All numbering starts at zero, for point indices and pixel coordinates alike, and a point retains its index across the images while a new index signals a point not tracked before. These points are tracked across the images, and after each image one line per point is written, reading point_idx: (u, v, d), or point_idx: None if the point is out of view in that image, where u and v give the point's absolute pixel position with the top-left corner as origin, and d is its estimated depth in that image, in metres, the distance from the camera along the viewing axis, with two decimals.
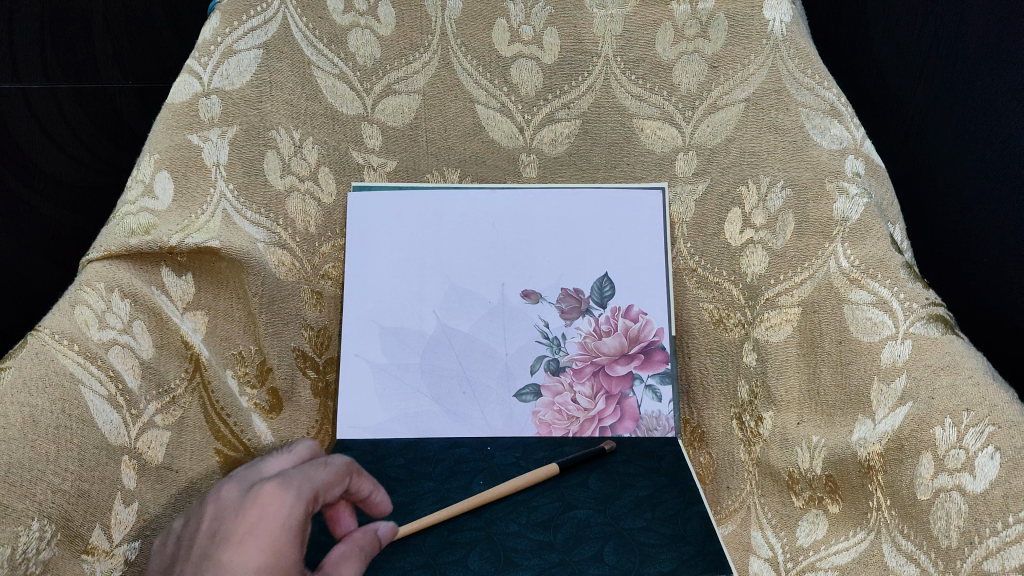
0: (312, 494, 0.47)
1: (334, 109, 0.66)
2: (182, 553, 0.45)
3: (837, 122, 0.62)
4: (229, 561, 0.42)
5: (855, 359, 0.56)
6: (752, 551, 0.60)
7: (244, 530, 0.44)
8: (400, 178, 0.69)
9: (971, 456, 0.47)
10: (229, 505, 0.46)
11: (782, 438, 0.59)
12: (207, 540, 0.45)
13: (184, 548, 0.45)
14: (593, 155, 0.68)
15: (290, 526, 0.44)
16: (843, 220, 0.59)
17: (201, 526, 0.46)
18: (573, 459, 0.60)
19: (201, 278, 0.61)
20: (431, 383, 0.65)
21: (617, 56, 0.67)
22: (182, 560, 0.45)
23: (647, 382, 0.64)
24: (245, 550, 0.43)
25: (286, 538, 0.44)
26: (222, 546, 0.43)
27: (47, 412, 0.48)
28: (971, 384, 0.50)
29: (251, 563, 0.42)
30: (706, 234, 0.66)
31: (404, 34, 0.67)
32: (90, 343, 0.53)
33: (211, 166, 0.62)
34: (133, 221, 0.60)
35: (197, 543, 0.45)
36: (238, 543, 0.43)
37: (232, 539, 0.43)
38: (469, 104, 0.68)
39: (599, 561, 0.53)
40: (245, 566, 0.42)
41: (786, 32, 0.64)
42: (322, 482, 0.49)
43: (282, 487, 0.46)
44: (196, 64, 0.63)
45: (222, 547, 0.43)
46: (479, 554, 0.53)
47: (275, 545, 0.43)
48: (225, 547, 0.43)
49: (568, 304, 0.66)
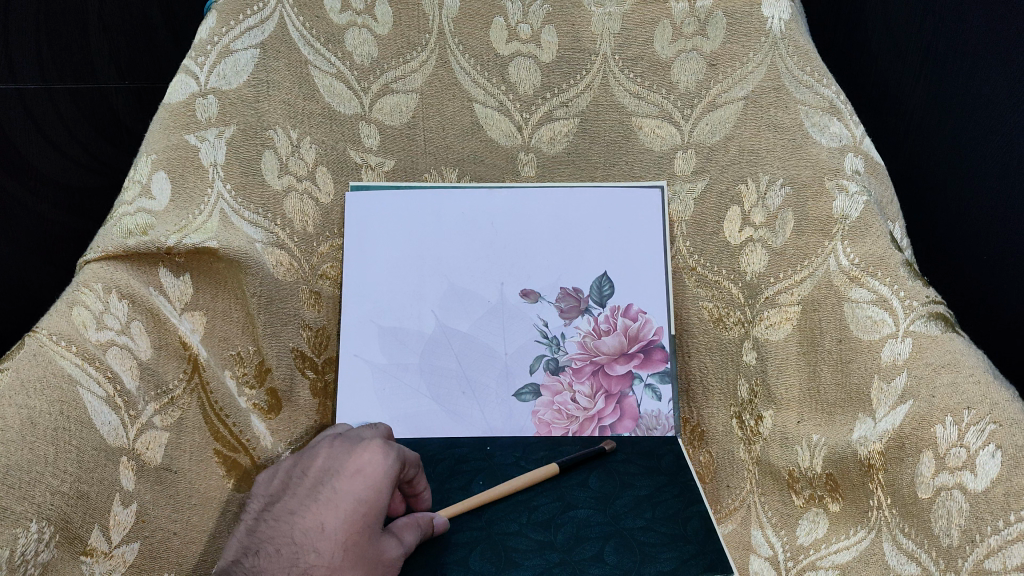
0: (405, 458, 0.50)
1: (332, 109, 0.66)
2: (288, 481, 0.49)
3: (836, 119, 0.62)
4: (339, 490, 0.46)
5: (855, 357, 0.56)
6: (752, 550, 0.60)
7: (353, 470, 0.47)
8: (398, 177, 0.68)
9: (972, 455, 0.47)
10: (339, 449, 0.49)
11: (782, 437, 0.59)
12: (321, 471, 0.48)
13: (295, 478, 0.49)
14: (592, 154, 0.68)
15: (391, 475, 0.48)
16: (843, 218, 0.59)
17: (312, 462, 0.49)
18: (573, 460, 0.60)
19: (199, 279, 0.61)
20: (430, 383, 0.64)
21: (615, 54, 0.67)
22: (293, 487, 0.48)
23: (646, 381, 0.64)
24: (354, 483, 0.47)
25: (384, 488, 0.47)
26: (332, 476, 0.47)
27: (45, 414, 0.48)
28: (971, 383, 0.50)
29: (356, 495, 0.46)
30: (705, 233, 0.65)
31: (402, 33, 0.67)
32: (88, 344, 0.53)
33: (209, 167, 0.62)
34: (130, 222, 0.59)
35: (310, 473, 0.48)
36: (346, 478, 0.47)
37: (341, 472, 0.47)
38: (467, 103, 0.68)
39: (599, 561, 0.54)
40: (350, 497, 0.46)
41: (784, 29, 0.64)
42: (412, 452, 0.51)
43: (386, 443, 0.49)
44: (193, 64, 0.63)
45: (334, 479, 0.47)
46: (480, 554, 0.54)
47: (376, 489, 0.47)
48: (335, 478, 0.47)
49: (567, 303, 0.65)
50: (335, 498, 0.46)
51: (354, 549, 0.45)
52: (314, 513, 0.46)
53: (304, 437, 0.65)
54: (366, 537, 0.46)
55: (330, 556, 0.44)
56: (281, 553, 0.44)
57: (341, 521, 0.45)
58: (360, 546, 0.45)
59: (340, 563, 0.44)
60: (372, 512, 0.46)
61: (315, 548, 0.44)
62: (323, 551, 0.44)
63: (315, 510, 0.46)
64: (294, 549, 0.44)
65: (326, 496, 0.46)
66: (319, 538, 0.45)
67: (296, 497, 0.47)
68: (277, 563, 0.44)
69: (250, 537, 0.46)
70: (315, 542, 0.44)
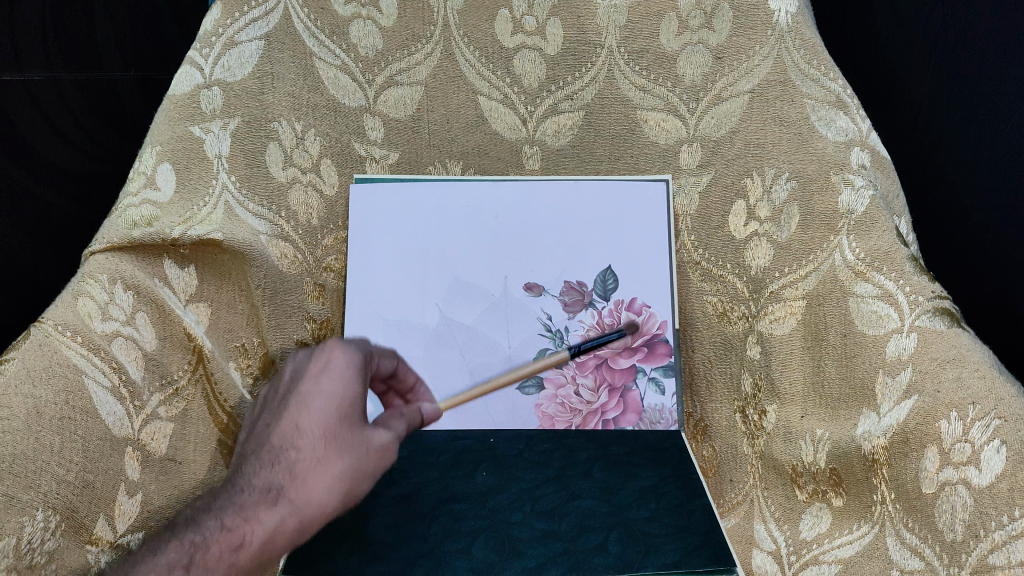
0: (368, 354, 0.53)
1: (336, 101, 0.66)
2: (270, 399, 0.53)
3: (843, 113, 0.61)
4: (307, 390, 0.50)
5: (860, 352, 0.56)
6: (755, 543, 0.60)
7: (317, 370, 0.50)
8: (403, 170, 0.68)
9: (977, 450, 0.48)
10: (303, 360, 0.53)
11: (785, 432, 0.59)
12: (290, 383, 0.52)
13: (274, 398, 0.53)
14: (597, 147, 0.67)
15: (355, 367, 0.51)
16: (848, 213, 0.58)
17: (284, 378, 0.53)
18: (586, 346, 0.61)
19: (204, 270, 0.61)
20: (434, 375, 0.64)
21: (620, 47, 0.66)
22: (272, 405, 0.52)
23: (650, 375, 0.64)
24: (320, 382, 0.50)
25: (352, 381, 0.50)
26: (300, 382, 0.51)
27: (51, 403, 0.49)
28: (976, 377, 0.50)
29: (324, 393, 0.49)
30: (710, 226, 0.65)
31: (407, 24, 0.66)
32: (93, 334, 0.53)
33: (214, 158, 0.62)
34: (135, 213, 0.60)
35: (283, 389, 0.52)
36: (311, 379, 0.50)
37: (307, 375, 0.51)
38: (472, 95, 0.67)
39: (603, 551, 0.54)
40: (319, 395, 0.49)
41: (791, 22, 0.63)
42: (376, 351, 0.55)
43: (344, 343, 0.52)
44: (198, 55, 0.63)
45: (301, 384, 0.51)
46: (485, 541, 0.55)
47: (344, 382, 0.50)
48: (302, 382, 0.51)
49: (571, 297, 0.65)
50: (305, 398, 0.50)
51: (335, 440, 0.48)
52: (289, 416, 0.49)
53: None
54: (344, 428, 0.49)
55: (312, 450, 0.48)
56: (266, 457, 0.48)
57: (314, 417, 0.49)
58: (340, 436, 0.48)
59: (324, 453, 0.48)
60: (344, 402, 0.49)
61: (296, 446, 0.48)
62: (303, 447, 0.48)
63: (290, 414, 0.49)
64: (277, 452, 0.48)
65: (297, 401, 0.50)
66: (298, 437, 0.48)
67: (274, 409, 0.51)
68: (262, 468, 0.48)
69: (243, 450, 0.51)
70: (295, 441, 0.48)
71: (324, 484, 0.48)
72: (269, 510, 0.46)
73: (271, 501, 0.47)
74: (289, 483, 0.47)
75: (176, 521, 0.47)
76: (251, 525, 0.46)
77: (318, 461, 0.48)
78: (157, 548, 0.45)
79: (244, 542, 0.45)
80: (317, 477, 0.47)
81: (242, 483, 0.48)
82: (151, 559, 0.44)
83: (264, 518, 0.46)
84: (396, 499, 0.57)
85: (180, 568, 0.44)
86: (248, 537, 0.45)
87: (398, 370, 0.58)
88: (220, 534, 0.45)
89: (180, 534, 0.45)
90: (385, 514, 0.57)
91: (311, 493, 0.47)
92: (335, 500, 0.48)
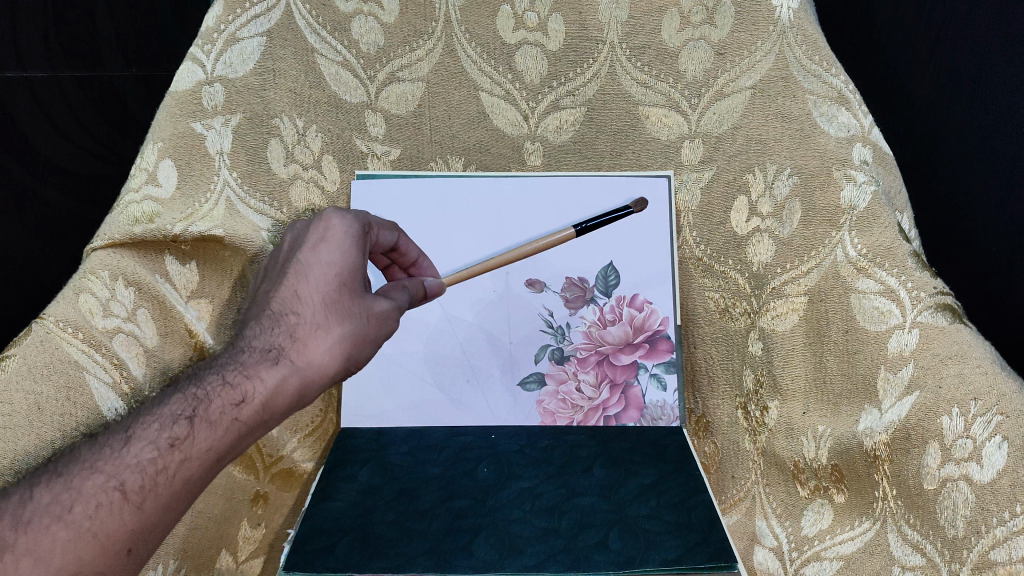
0: (367, 224, 0.55)
1: (337, 97, 0.65)
2: (271, 267, 0.55)
3: (845, 109, 0.61)
4: (307, 259, 0.51)
5: (861, 349, 0.56)
6: (756, 540, 0.61)
7: (316, 242, 0.52)
8: (404, 166, 0.68)
9: (978, 446, 0.48)
10: (302, 230, 0.54)
11: (787, 428, 0.59)
12: (289, 252, 0.54)
13: (272, 273, 0.54)
14: (598, 143, 0.67)
15: (353, 240, 0.52)
16: (850, 209, 0.58)
17: (284, 245, 0.55)
18: (592, 222, 0.64)
19: (205, 266, 0.62)
20: (435, 371, 0.64)
21: (622, 43, 0.66)
22: (271, 272, 0.54)
23: (651, 371, 0.64)
24: (319, 251, 0.52)
25: (352, 253, 0.52)
26: (300, 251, 0.52)
27: (52, 399, 0.50)
28: (978, 374, 0.50)
29: (325, 262, 0.51)
30: (712, 223, 0.65)
31: (408, 21, 0.66)
32: (94, 331, 0.54)
33: (215, 155, 0.62)
34: (137, 210, 0.60)
35: (282, 258, 0.54)
36: (311, 247, 0.52)
37: (306, 245, 0.52)
38: (473, 91, 0.67)
39: (603, 547, 0.54)
40: (319, 263, 0.51)
41: (793, 18, 0.63)
42: (375, 220, 0.56)
43: (342, 213, 0.54)
44: (199, 51, 0.63)
45: (300, 251, 0.52)
46: (485, 540, 0.54)
47: (344, 253, 0.52)
48: (302, 250, 0.52)
49: (572, 293, 0.65)
50: (304, 266, 0.51)
51: (334, 307, 0.50)
52: (289, 282, 0.51)
53: (310, 424, 0.66)
54: (345, 295, 0.51)
55: (312, 315, 0.50)
56: (267, 321, 0.49)
57: (313, 284, 0.50)
58: (340, 304, 0.50)
59: (323, 320, 0.50)
60: (343, 271, 0.51)
61: (296, 311, 0.50)
62: (302, 312, 0.50)
63: (290, 279, 0.51)
64: (277, 315, 0.50)
65: (296, 268, 0.51)
66: (298, 302, 0.50)
67: (275, 274, 0.53)
68: (262, 332, 0.49)
69: (247, 310, 0.52)
70: (295, 306, 0.50)
71: (323, 349, 0.49)
72: (270, 370, 0.48)
73: (272, 362, 0.48)
74: (289, 345, 0.49)
75: (182, 379, 0.48)
76: (252, 383, 0.47)
77: (318, 325, 0.49)
78: (162, 399, 0.47)
79: (245, 399, 0.47)
80: (317, 342, 0.49)
81: (243, 344, 0.49)
82: (157, 411, 0.46)
83: (265, 377, 0.47)
84: (395, 494, 0.58)
85: (184, 419, 0.45)
86: (249, 395, 0.47)
87: (400, 245, 0.60)
88: (222, 389, 0.46)
89: (185, 388, 0.47)
90: (386, 508, 0.57)
91: (310, 356, 0.49)
92: (335, 365, 0.50)
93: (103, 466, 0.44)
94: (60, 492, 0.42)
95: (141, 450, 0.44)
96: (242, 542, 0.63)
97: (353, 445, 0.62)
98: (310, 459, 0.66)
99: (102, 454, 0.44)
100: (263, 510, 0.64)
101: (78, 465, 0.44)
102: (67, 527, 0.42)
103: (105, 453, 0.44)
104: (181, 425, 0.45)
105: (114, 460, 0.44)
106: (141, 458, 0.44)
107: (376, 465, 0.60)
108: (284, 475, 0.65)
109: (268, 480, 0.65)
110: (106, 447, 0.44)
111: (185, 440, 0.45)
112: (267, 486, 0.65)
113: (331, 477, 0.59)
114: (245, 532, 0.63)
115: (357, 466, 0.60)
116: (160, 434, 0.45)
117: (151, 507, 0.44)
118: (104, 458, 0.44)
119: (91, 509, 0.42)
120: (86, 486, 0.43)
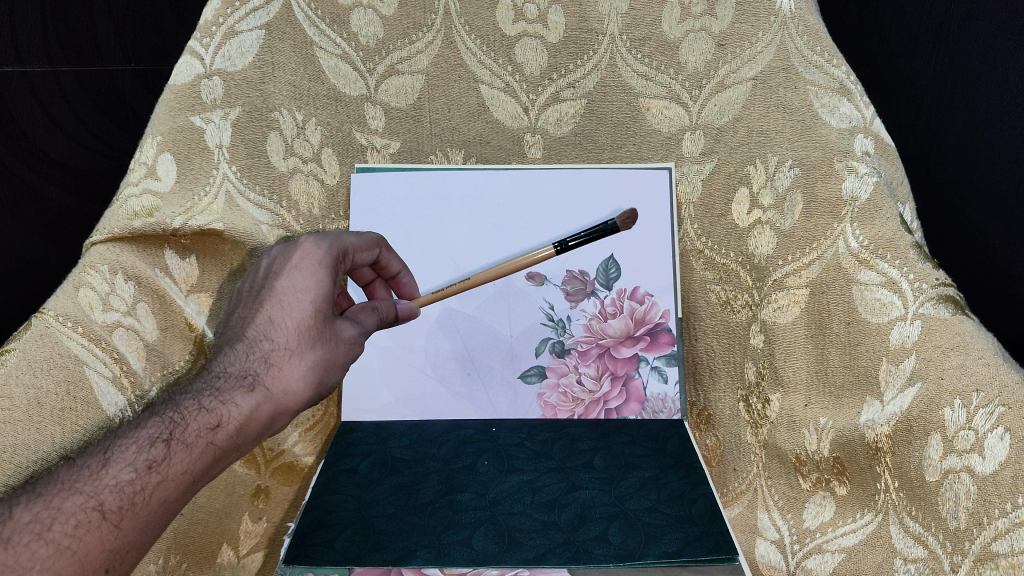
0: (343, 249, 0.55)
1: (336, 90, 0.65)
2: (243, 290, 0.54)
3: (845, 100, 0.60)
4: (282, 286, 0.51)
5: (863, 340, 0.56)
6: (758, 533, 0.61)
7: (289, 269, 0.52)
8: (404, 160, 0.68)
9: (980, 437, 0.48)
10: (276, 254, 0.54)
11: (790, 420, 0.59)
12: (263, 278, 0.53)
13: (243, 297, 0.53)
14: (599, 136, 0.67)
15: (329, 267, 0.52)
16: (853, 200, 0.58)
17: (259, 268, 0.54)
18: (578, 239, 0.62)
19: (205, 261, 0.62)
20: (436, 366, 0.64)
21: (623, 35, 0.65)
22: (243, 298, 0.53)
23: (653, 364, 0.64)
24: (294, 278, 0.51)
25: (328, 282, 0.51)
26: (275, 278, 0.52)
27: (52, 394, 0.50)
28: (981, 365, 0.50)
29: (298, 290, 0.51)
30: (712, 216, 0.65)
31: (407, 13, 0.65)
32: (94, 325, 0.54)
33: (215, 148, 0.62)
34: (136, 203, 0.59)
35: (256, 282, 0.53)
36: (286, 275, 0.51)
37: (281, 271, 0.52)
38: (473, 84, 0.67)
39: (604, 541, 0.53)
40: (294, 291, 0.51)
41: (794, 9, 0.62)
42: (353, 245, 0.56)
43: (318, 238, 0.53)
44: (197, 45, 0.62)
45: (274, 279, 0.51)
46: (485, 534, 0.54)
47: (319, 282, 0.51)
48: (277, 277, 0.52)
49: (573, 286, 0.65)
50: (279, 294, 0.51)
51: (308, 334, 0.50)
52: (263, 309, 0.50)
53: (309, 419, 0.67)
54: (320, 324, 0.51)
55: (286, 341, 0.49)
56: (242, 347, 0.49)
57: (288, 312, 0.50)
58: (314, 331, 0.50)
59: (298, 346, 0.50)
60: (318, 299, 0.51)
61: (270, 337, 0.49)
62: (277, 338, 0.49)
63: (265, 306, 0.50)
64: (252, 341, 0.49)
65: (269, 295, 0.51)
66: (272, 330, 0.50)
67: (248, 300, 0.52)
68: (238, 359, 0.49)
69: (219, 335, 0.52)
70: (268, 333, 0.49)
71: (298, 374, 0.49)
72: (246, 395, 0.48)
73: (247, 388, 0.48)
74: (264, 372, 0.49)
75: (158, 403, 0.48)
76: (228, 408, 0.47)
77: (292, 352, 0.49)
78: (139, 423, 0.46)
79: (220, 423, 0.46)
80: (291, 368, 0.49)
81: (218, 370, 0.49)
82: (133, 433, 0.45)
83: (240, 402, 0.47)
84: (394, 489, 0.57)
85: (161, 441, 0.45)
86: (224, 419, 0.47)
87: (381, 261, 0.60)
88: (199, 413, 0.46)
89: (162, 411, 0.47)
90: (386, 502, 0.56)
91: (284, 382, 0.49)
92: (308, 390, 0.50)
93: (82, 487, 0.43)
94: (40, 510, 0.42)
95: (118, 471, 0.44)
96: (242, 537, 0.63)
97: (355, 438, 0.62)
98: (310, 454, 0.67)
99: (80, 475, 0.44)
100: (264, 504, 0.64)
101: (57, 485, 0.43)
102: (47, 544, 0.41)
103: (83, 474, 0.44)
104: (158, 448, 0.45)
105: (92, 480, 0.43)
106: (118, 479, 0.43)
107: (377, 459, 0.60)
108: (284, 470, 0.66)
109: (268, 475, 0.65)
110: (84, 467, 0.44)
111: (162, 462, 0.44)
112: (268, 481, 0.65)
113: (332, 471, 0.59)
114: (246, 527, 0.63)
115: (357, 460, 0.60)
116: (137, 456, 0.44)
117: (129, 527, 0.43)
118: (82, 478, 0.43)
119: (70, 527, 0.41)
120: (66, 504, 0.42)
